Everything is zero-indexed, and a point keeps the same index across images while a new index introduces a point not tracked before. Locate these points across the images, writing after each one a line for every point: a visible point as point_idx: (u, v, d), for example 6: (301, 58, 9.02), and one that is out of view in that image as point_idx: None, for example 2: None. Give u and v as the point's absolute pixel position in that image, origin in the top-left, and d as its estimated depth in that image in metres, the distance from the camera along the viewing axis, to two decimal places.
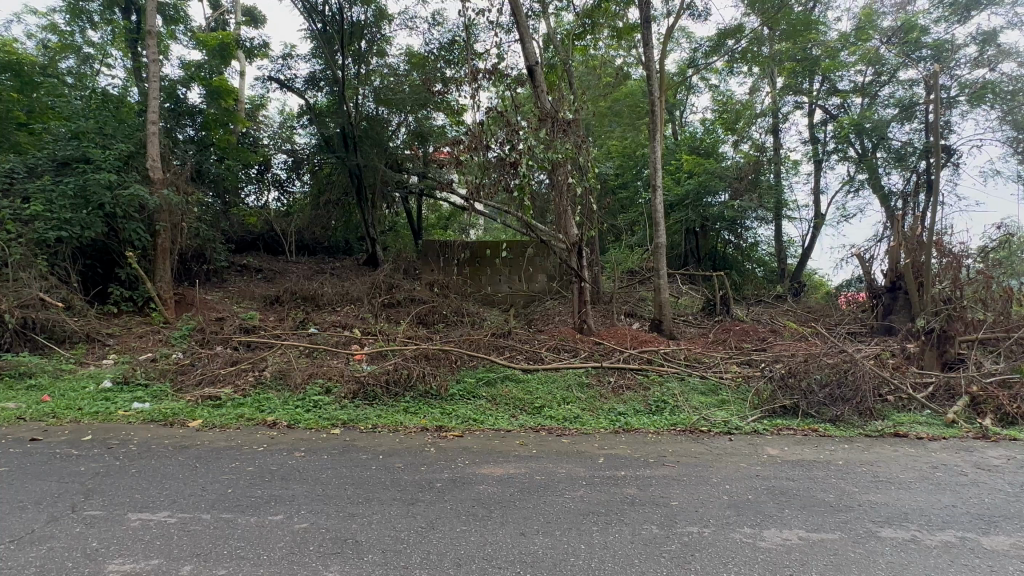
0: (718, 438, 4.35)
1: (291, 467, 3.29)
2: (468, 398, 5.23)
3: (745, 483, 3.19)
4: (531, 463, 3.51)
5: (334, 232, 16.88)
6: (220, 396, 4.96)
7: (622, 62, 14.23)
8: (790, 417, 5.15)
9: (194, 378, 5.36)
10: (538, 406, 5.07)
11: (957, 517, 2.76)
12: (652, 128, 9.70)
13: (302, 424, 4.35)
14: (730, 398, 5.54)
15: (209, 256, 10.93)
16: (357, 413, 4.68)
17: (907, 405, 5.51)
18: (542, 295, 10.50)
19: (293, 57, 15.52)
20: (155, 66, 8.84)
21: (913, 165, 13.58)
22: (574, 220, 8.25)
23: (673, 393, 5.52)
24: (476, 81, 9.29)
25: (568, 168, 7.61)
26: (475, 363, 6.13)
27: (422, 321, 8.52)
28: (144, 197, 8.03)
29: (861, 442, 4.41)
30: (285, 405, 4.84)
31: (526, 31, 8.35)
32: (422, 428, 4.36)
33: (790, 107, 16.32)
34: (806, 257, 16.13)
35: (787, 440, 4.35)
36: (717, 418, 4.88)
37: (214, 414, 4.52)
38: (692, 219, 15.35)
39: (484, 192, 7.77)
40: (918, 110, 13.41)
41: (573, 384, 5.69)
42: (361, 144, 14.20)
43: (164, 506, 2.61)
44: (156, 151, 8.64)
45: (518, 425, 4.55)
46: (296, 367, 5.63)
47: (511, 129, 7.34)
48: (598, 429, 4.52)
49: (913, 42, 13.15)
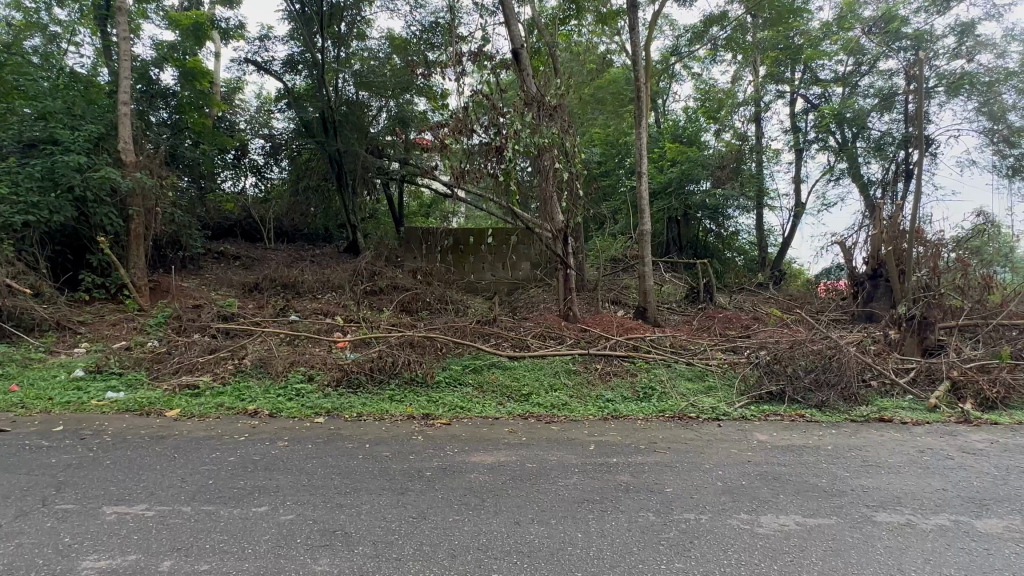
0: (707, 425, 4.34)
1: (274, 457, 3.18)
2: (455, 386, 5.15)
3: (738, 468, 3.17)
4: (522, 450, 3.44)
5: (312, 219, 16.57)
6: (199, 384, 4.81)
7: (606, 49, 14.14)
8: (776, 403, 5.17)
9: (170, 366, 5.20)
10: (526, 393, 5.01)
11: (950, 501, 2.77)
12: (636, 113, 9.61)
13: (285, 413, 4.24)
14: (717, 384, 5.54)
15: (185, 242, 10.65)
16: (341, 401, 4.57)
17: (890, 390, 5.57)
18: (526, 282, 10.39)
19: (270, 39, 15.14)
20: (126, 44, 8.51)
21: (892, 155, 13.74)
22: (560, 207, 8.11)
23: (661, 380, 5.49)
24: (459, 65, 9.15)
25: (554, 152, 7.51)
26: (461, 350, 6.05)
27: (406, 309, 8.42)
28: (116, 180, 7.75)
29: (848, 427, 4.43)
30: (266, 394, 4.72)
31: (511, 14, 8.20)
32: (408, 416, 4.28)
33: (772, 96, 16.38)
34: (787, 245, 16.28)
35: (775, 426, 4.35)
36: (705, 404, 4.88)
37: (192, 403, 4.38)
38: (675, 207, 15.35)
39: (469, 179, 7.61)
40: (897, 100, 13.59)
41: (560, 371, 5.64)
42: (341, 129, 13.97)
43: (141, 499, 2.48)
44: (129, 133, 8.34)
45: (506, 412, 4.49)
46: (277, 355, 5.48)
47: (495, 113, 7.24)
48: (587, 416, 4.47)
49: (894, 33, 13.27)
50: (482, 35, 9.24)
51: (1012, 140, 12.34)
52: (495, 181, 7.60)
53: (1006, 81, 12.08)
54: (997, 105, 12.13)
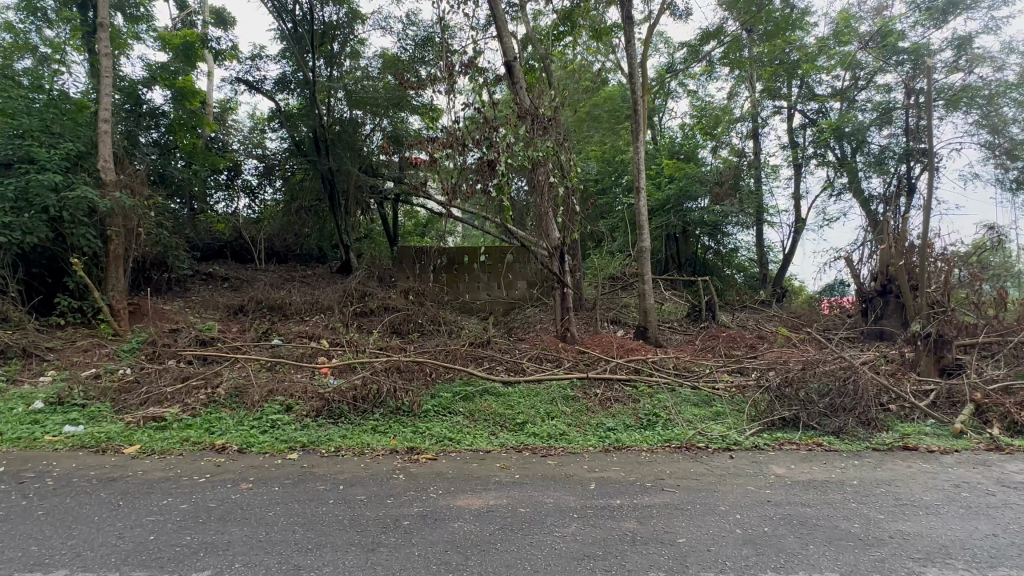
0: (717, 457, 3.98)
1: (233, 504, 2.81)
2: (444, 415, 4.78)
3: (757, 512, 2.81)
4: (513, 491, 3.08)
5: (305, 240, 16.26)
6: (165, 417, 4.42)
7: (601, 67, 14.03)
8: (790, 430, 4.82)
9: (138, 397, 4.82)
10: (520, 422, 4.65)
11: (1004, 551, 2.41)
12: (633, 127, 9.37)
13: (255, 448, 3.87)
14: (725, 409, 5.17)
15: (170, 263, 10.36)
16: (319, 434, 4.20)
17: (910, 414, 5.22)
18: (522, 302, 10.06)
19: (262, 58, 15.01)
20: (108, 60, 8.28)
21: (892, 169, 13.55)
22: (556, 223, 7.78)
23: (665, 406, 5.13)
24: (452, 82, 8.98)
25: (549, 166, 7.24)
26: (452, 375, 5.68)
27: (397, 331, 8.08)
28: (93, 199, 7.43)
29: (872, 457, 4.06)
30: (238, 426, 4.34)
31: (504, 27, 8.00)
32: (391, 451, 3.92)
33: (768, 112, 16.31)
34: (788, 261, 16.05)
35: (791, 458, 4.00)
36: (714, 432, 4.53)
37: (155, 438, 4.00)
38: (673, 224, 15.13)
39: (463, 196, 7.26)
40: (896, 113, 13.44)
41: (556, 397, 5.26)
42: (334, 148, 13.75)
43: (62, 563, 2.12)
44: (109, 151, 8.07)
45: (498, 444, 4.12)
46: (254, 383, 5.12)
47: (488, 128, 6.95)
48: (587, 448, 4.12)
49: (891, 47, 13.15)
50: (474, 50, 9.06)
51: (1013, 153, 12.16)
52: (488, 198, 7.30)
53: (1006, 94, 11.94)
54: (997, 118, 11.96)
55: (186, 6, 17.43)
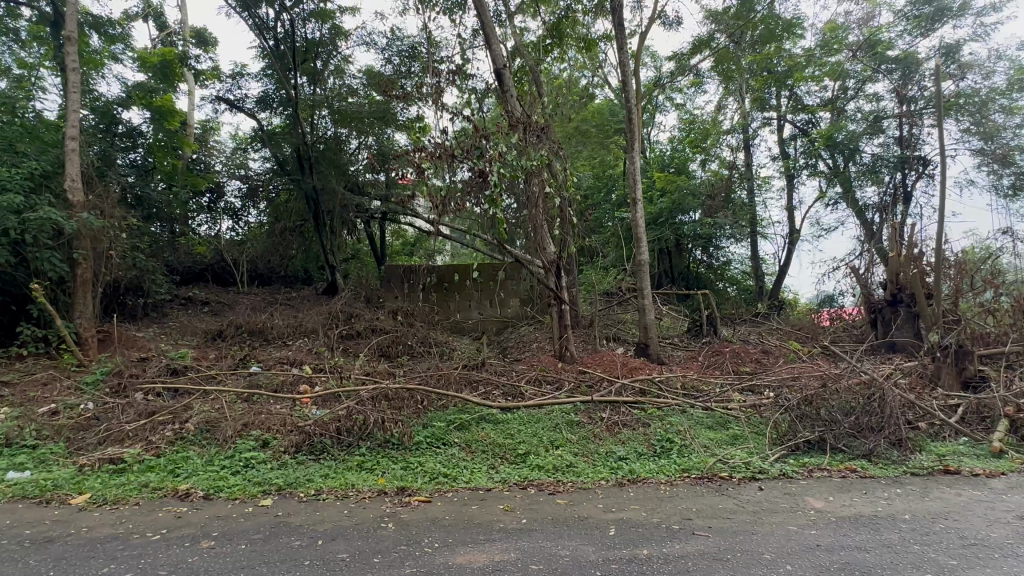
0: (745, 489, 3.57)
1: (188, 571, 2.37)
2: (438, 447, 4.33)
3: (810, 561, 2.40)
4: (523, 542, 2.65)
5: (290, 262, 15.79)
6: (125, 459, 3.95)
7: (589, 81, 13.86)
8: (816, 454, 4.44)
9: (96, 435, 4.33)
10: (522, 453, 4.21)
11: None
12: (628, 138, 9.03)
13: (223, 493, 3.40)
14: (744, 432, 4.77)
15: (146, 288, 9.87)
16: (298, 474, 3.74)
17: (940, 432, 4.86)
18: (516, 320, 9.64)
19: (243, 76, 14.67)
20: (76, 75, 7.87)
21: (886, 178, 13.29)
22: (551, 236, 7.41)
23: (678, 430, 4.72)
24: (439, 94, 8.69)
25: (543, 175, 6.90)
26: (445, 402, 5.24)
27: (385, 354, 7.63)
28: (58, 220, 6.95)
29: (914, 483, 3.69)
30: (206, 467, 3.87)
31: (492, 34, 7.71)
32: (380, 492, 3.47)
33: (757, 124, 16.19)
34: (783, 273, 15.81)
35: (827, 487, 3.61)
36: (736, 459, 4.14)
37: (110, 485, 3.52)
38: (667, 238, 14.90)
39: (451, 210, 6.90)
40: (887, 122, 13.34)
41: (559, 423, 4.83)
42: (317, 166, 13.40)
43: None
44: (77, 170, 7.63)
45: (499, 480, 3.69)
46: (228, 417, 4.65)
47: (478, 136, 6.60)
48: (598, 482, 3.70)
49: (880, 55, 13.07)
50: (461, 62, 8.75)
51: (1007, 159, 11.85)
52: (479, 213, 6.91)
53: (995, 100, 11.80)
54: (989, 124, 11.79)
55: (166, 26, 17.12)
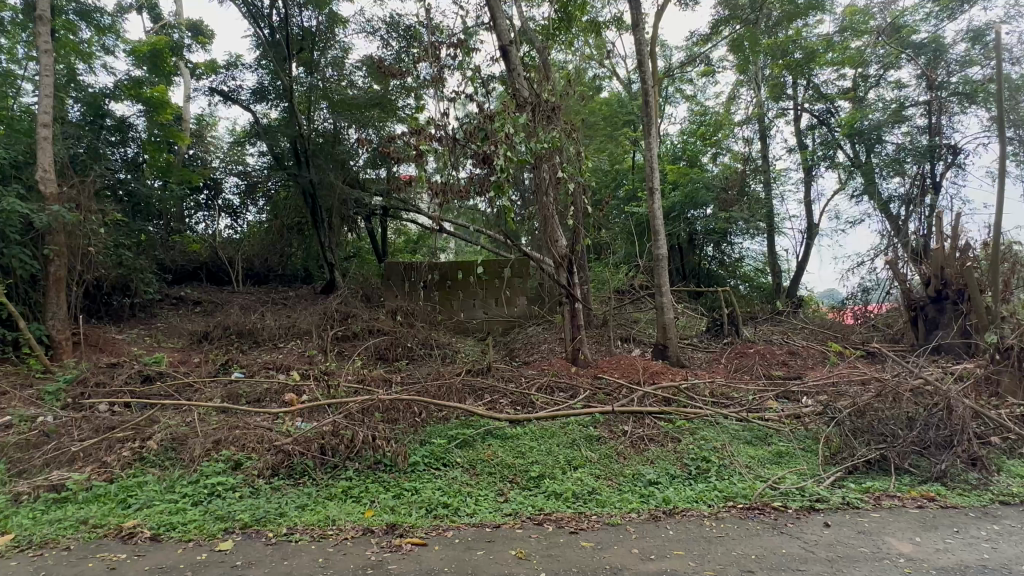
0: (807, 525, 2.95)
1: None
2: (438, 469, 3.73)
3: None
4: None
5: (289, 260, 15.22)
6: (70, 486, 3.35)
7: (597, 73, 13.24)
8: (877, 475, 3.83)
9: (42, 456, 3.75)
10: (534, 476, 3.60)
11: None
12: (644, 124, 8.35)
13: (175, 534, 2.82)
14: (789, 449, 4.16)
15: (133, 287, 9.32)
16: (272, 504, 3.15)
17: (1017, 449, 4.23)
18: (523, 320, 9.00)
19: (238, 67, 14.10)
20: (49, 58, 7.28)
21: (912, 169, 12.49)
22: (562, 228, 6.73)
23: (715, 447, 4.11)
24: (440, 79, 8.10)
25: (555, 160, 6.28)
26: (447, 414, 4.64)
27: (382, 358, 7.04)
28: (26, 213, 6.36)
29: (1009, 518, 3.08)
30: (164, 496, 3.28)
31: (497, 9, 7.08)
32: (366, 531, 2.87)
33: (774, 114, 15.51)
34: (802, 269, 15.06)
35: (905, 521, 3.01)
36: (788, 484, 3.53)
37: (41, 522, 2.93)
38: (679, 234, 14.30)
39: (452, 198, 6.27)
40: (910, 110, 12.59)
41: (577, 439, 4.22)
42: (314, 159, 12.81)
43: None
44: (51, 160, 7.03)
45: (510, 513, 3.09)
46: (198, 433, 4.06)
47: (482, 116, 6.00)
48: (630, 515, 3.10)
49: (904, 39, 12.29)
50: (463, 42, 8.11)
51: None
52: (483, 202, 6.30)
53: None
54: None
55: (161, 18, 16.55)
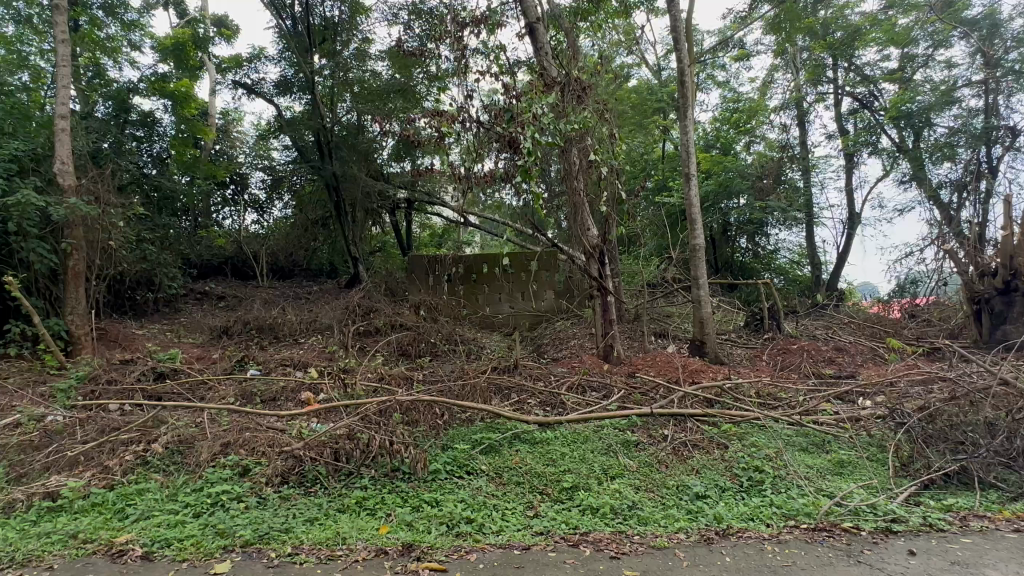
0: (888, 552, 2.56)
1: None
2: (461, 477, 3.40)
3: None
4: None
5: (313, 254, 15.08)
6: (67, 493, 3.12)
7: (626, 59, 12.71)
8: (956, 489, 3.39)
9: (43, 459, 3.53)
10: (567, 488, 3.24)
11: None
12: (679, 106, 7.88)
13: (168, 553, 2.54)
14: (851, 458, 3.73)
15: (155, 281, 9.22)
16: (278, 517, 2.86)
17: None
18: (551, 314, 8.62)
19: (261, 59, 13.96)
20: (66, 49, 7.12)
21: (964, 153, 11.68)
22: (593, 216, 6.32)
23: (768, 454, 3.70)
24: (463, 62, 7.73)
25: (585, 143, 5.90)
26: (471, 416, 4.32)
27: (404, 354, 6.76)
28: (44, 206, 6.23)
29: None
30: (163, 506, 3.01)
31: None
32: (378, 553, 2.55)
33: (812, 98, 14.76)
34: (842, 261, 14.32)
35: (1004, 549, 2.59)
36: (858, 500, 3.11)
37: (28, 536, 2.68)
38: (712, 225, 13.73)
39: (477, 185, 5.94)
40: (961, 90, 11.74)
41: (614, 444, 3.86)
42: (337, 152, 12.58)
43: None
44: (69, 152, 6.88)
45: (542, 530, 2.75)
46: (206, 434, 3.81)
47: (507, 96, 5.61)
48: (678, 535, 2.73)
49: (956, 15, 11.48)
50: (486, 23, 7.72)
51: None
52: (509, 189, 5.94)
53: None
54: None
55: (186, 14, 16.53)
